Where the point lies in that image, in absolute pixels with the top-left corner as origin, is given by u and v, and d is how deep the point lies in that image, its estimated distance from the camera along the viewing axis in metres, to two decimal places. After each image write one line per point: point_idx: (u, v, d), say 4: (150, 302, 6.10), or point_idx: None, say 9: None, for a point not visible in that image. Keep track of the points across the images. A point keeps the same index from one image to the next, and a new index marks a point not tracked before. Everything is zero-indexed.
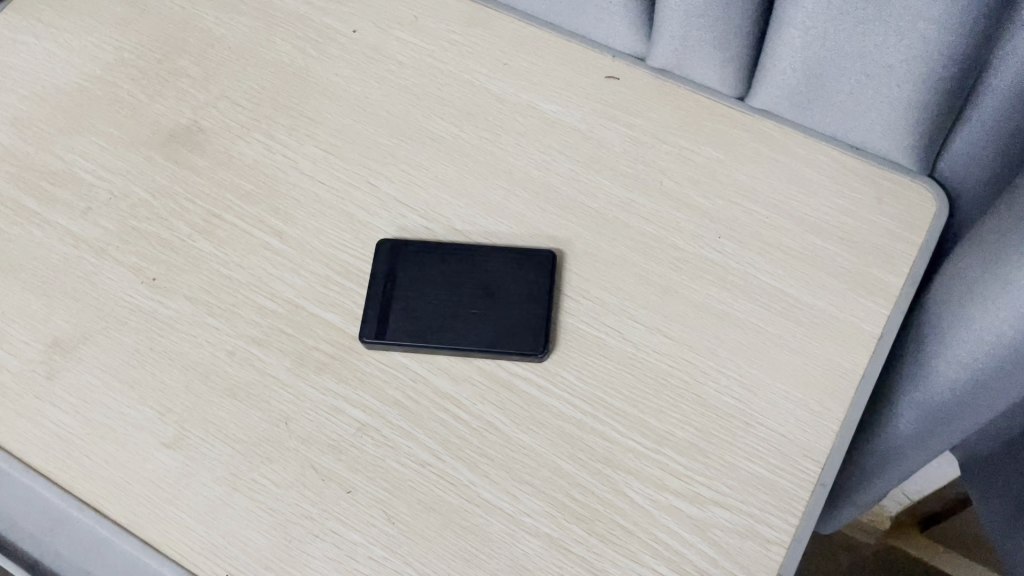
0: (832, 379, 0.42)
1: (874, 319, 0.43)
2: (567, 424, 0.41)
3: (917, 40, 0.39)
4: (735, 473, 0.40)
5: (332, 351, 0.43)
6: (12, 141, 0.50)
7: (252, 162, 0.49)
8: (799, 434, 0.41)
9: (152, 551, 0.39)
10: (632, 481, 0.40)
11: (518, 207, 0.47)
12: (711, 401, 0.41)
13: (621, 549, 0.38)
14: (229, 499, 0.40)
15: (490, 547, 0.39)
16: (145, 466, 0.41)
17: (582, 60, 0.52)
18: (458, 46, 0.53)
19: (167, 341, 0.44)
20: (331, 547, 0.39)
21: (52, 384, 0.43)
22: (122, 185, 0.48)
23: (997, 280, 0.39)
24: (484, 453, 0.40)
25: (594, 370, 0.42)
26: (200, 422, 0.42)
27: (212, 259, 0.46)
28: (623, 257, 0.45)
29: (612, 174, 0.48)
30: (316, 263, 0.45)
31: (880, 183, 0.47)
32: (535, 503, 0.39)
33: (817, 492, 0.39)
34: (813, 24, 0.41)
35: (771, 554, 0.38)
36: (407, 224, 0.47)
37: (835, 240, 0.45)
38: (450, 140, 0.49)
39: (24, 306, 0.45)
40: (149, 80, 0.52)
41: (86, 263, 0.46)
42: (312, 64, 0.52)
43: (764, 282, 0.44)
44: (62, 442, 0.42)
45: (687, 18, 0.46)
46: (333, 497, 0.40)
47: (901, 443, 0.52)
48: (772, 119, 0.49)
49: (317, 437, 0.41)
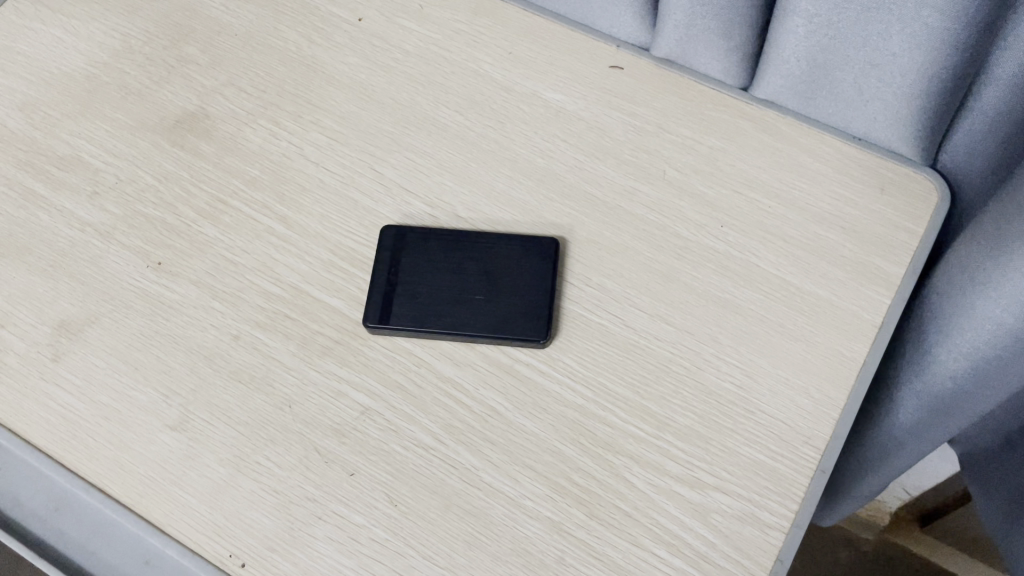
0: (833, 366, 0.42)
1: (876, 308, 0.43)
2: (569, 409, 0.41)
3: (921, 28, 0.39)
4: (736, 459, 0.40)
5: (336, 335, 0.43)
6: (19, 126, 0.51)
7: (258, 148, 0.49)
8: (800, 422, 0.41)
9: (156, 531, 0.40)
10: (632, 466, 0.40)
11: (522, 195, 0.47)
12: (712, 388, 0.42)
13: (621, 533, 0.39)
14: (232, 480, 0.40)
15: (491, 530, 0.39)
16: (149, 448, 0.41)
17: (586, 49, 0.52)
18: (464, 35, 0.53)
19: (172, 324, 0.44)
20: (333, 529, 0.39)
21: (58, 366, 0.43)
22: (128, 171, 0.49)
23: (998, 268, 0.39)
24: (486, 437, 0.41)
25: (596, 356, 0.42)
26: (204, 405, 0.42)
27: (217, 244, 0.46)
28: (626, 245, 0.45)
29: (616, 163, 0.48)
30: (321, 249, 0.46)
31: (882, 174, 0.47)
32: (536, 487, 0.40)
33: (818, 478, 0.39)
34: (817, 11, 0.41)
35: (770, 540, 0.38)
36: (411, 211, 0.47)
37: (837, 229, 0.45)
38: (454, 128, 0.50)
39: (31, 289, 0.45)
40: (156, 67, 0.53)
41: (93, 248, 0.46)
42: (318, 52, 0.53)
43: (766, 271, 0.44)
44: (67, 423, 0.42)
45: (691, 7, 0.46)
46: (336, 479, 0.40)
47: (902, 434, 0.52)
48: (775, 109, 0.49)
49: (320, 420, 0.41)
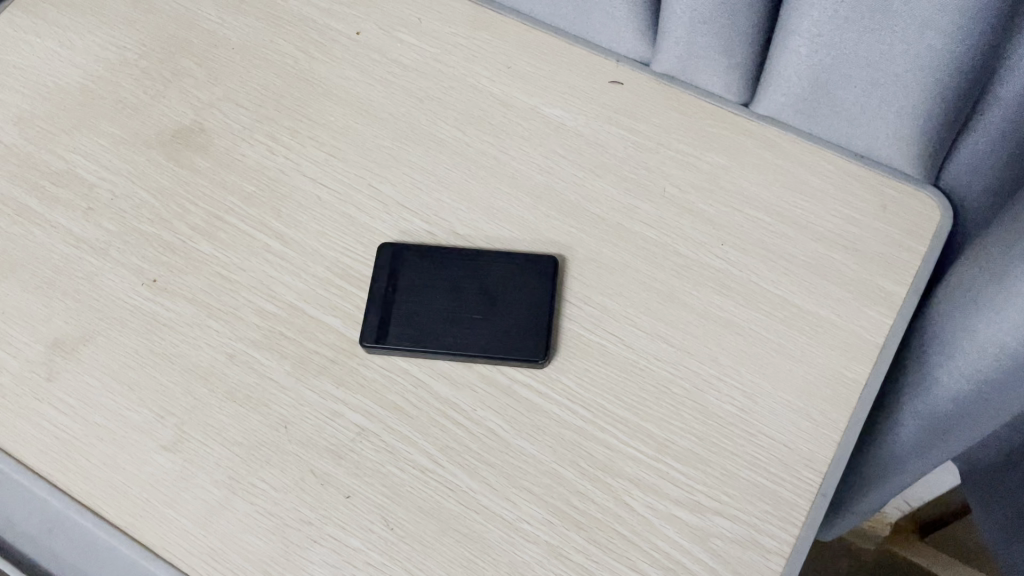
0: (835, 388, 0.41)
1: (878, 328, 0.43)
2: (567, 431, 0.41)
3: (925, 50, 0.39)
4: (737, 482, 0.40)
5: (333, 354, 0.43)
6: (14, 140, 0.50)
7: (254, 164, 0.49)
8: (801, 444, 0.40)
9: (150, 555, 0.39)
10: (632, 489, 0.39)
11: (520, 211, 0.47)
12: (711, 409, 0.41)
13: (620, 558, 0.38)
14: (227, 502, 0.40)
15: (490, 554, 0.38)
16: (143, 469, 0.41)
17: (585, 64, 0.52)
18: (463, 49, 0.53)
19: (167, 343, 0.43)
20: (329, 553, 0.39)
21: (52, 385, 0.43)
22: (124, 186, 0.48)
23: (1000, 291, 0.39)
24: (484, 459, 0.40)
25: (595, 376, 0.42)
26: (199, 425, 0.41)
27: (213, 260, 0.46)
28: (625, 263, 0.45)
29: (615, 180, 0.48)
30: (317, 266, 0.45)
31: (884, 191, 0.46)
32: (535, 510, 0.39)
33: (818, 503, 0.39)
34: (819, 32, 0.41)
35: (771, 565, 0.38)
36: (409, 228, 0.46)
37: (838, 248, 0.45)
38: (453, 144, 0.49)
39: (25, 306, 0.45)
40: (152, 80, 0.52)
41: (88, 264, 0.46)
42: (316, 66, 0.52)
43: (766, 290, 0.44)
44: (61, 443, 0.42)
45: (692, 25, 0.45)
46: (332, 502, 0.40)
47: (904, 453, 0.51)
48: (777, 125, 0.49)
49: (316, 441, 0.41)
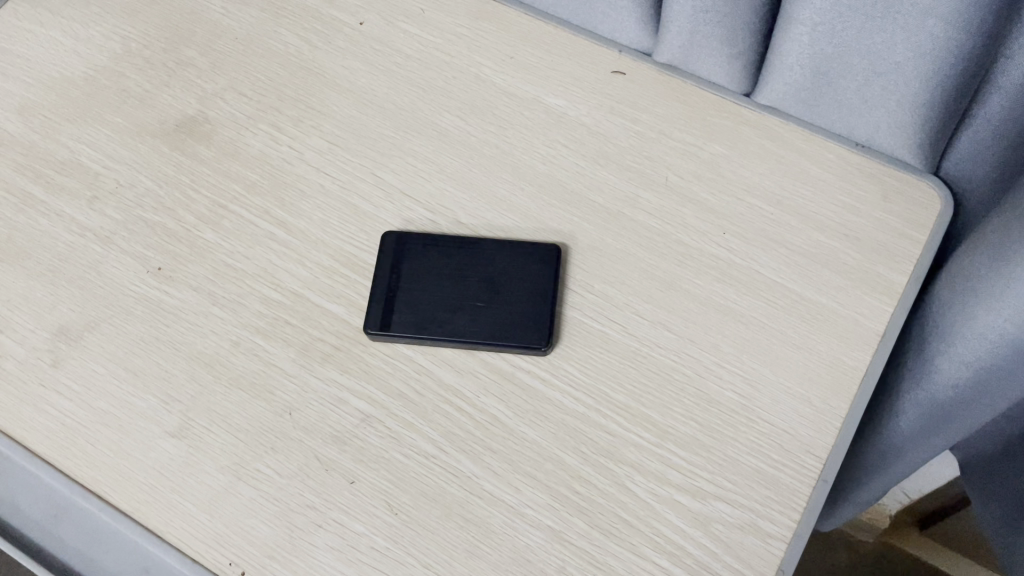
0: (835, 375, 0.42)
1: (878, 316, 0.43)
2: (569, 417, 0.41)
3: (927, 37, 0.39)
4: (738, 468, 0.40)
5: (336, 342, 0.43)
6: (19, 129, 0.50)
7: (258, 153, 0.49)
8: (802, 430, 0.41)
9: (155, 539, 0.39)
10: (633, 475, 0.40)
11: (523, 200, 0.47)
12: (713, 396, 0.41)
13: (622, 543, 0.38)
14: (232, 488, 0.40)
15: (492, 539, 0.39)
16: (148, 454, 0.41)
17: (588, 54, 0.52)
18: (465, 39, 0.53)
19: (171, 331, 0.44)
20: (333, 538, 0.39)
21: (58, 372, 0.43)
22: (128, 174, 0.49)
23: (1000, 279, 0.39)
24: (486, 445, 0.40)
25: (597, 364, 0.42)
26: (204, 411, 0.42)
27: (217, 249, 0.46)
28: (627, 251, 0.45)
29: (617, 169, 0.48)
30: (321, 254, 0.46)
31: (885, 181, 0.47)
32: (537, 495, 0.39)
33: (819, 488, 0.39)
34: (821, 20, 0.41)
35: (772, 549, 0.38)
36: (412, 216, 0.47)
37: (839, 236, 0.45)
38: (455, 133, 0.49)
39: (30, 294, 0.45)
40: (156, 70, 0.52)
41: (93, 252, 0.46)
42: (319, 55, 0.53)
43: (767, 278, 0.44)
44: (67, 429, 0.42)
45: (694, 14, 0.46)
46: (336, 487, 0.40)
47: (903, 441, 0.52)
48: (778, 115, 0.49)
49: (320, 428, 0.41)
